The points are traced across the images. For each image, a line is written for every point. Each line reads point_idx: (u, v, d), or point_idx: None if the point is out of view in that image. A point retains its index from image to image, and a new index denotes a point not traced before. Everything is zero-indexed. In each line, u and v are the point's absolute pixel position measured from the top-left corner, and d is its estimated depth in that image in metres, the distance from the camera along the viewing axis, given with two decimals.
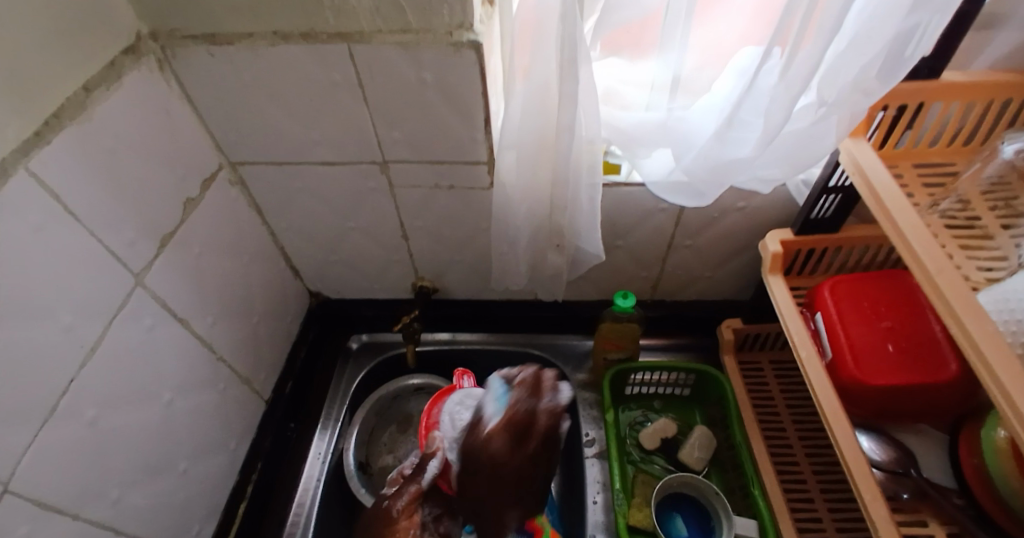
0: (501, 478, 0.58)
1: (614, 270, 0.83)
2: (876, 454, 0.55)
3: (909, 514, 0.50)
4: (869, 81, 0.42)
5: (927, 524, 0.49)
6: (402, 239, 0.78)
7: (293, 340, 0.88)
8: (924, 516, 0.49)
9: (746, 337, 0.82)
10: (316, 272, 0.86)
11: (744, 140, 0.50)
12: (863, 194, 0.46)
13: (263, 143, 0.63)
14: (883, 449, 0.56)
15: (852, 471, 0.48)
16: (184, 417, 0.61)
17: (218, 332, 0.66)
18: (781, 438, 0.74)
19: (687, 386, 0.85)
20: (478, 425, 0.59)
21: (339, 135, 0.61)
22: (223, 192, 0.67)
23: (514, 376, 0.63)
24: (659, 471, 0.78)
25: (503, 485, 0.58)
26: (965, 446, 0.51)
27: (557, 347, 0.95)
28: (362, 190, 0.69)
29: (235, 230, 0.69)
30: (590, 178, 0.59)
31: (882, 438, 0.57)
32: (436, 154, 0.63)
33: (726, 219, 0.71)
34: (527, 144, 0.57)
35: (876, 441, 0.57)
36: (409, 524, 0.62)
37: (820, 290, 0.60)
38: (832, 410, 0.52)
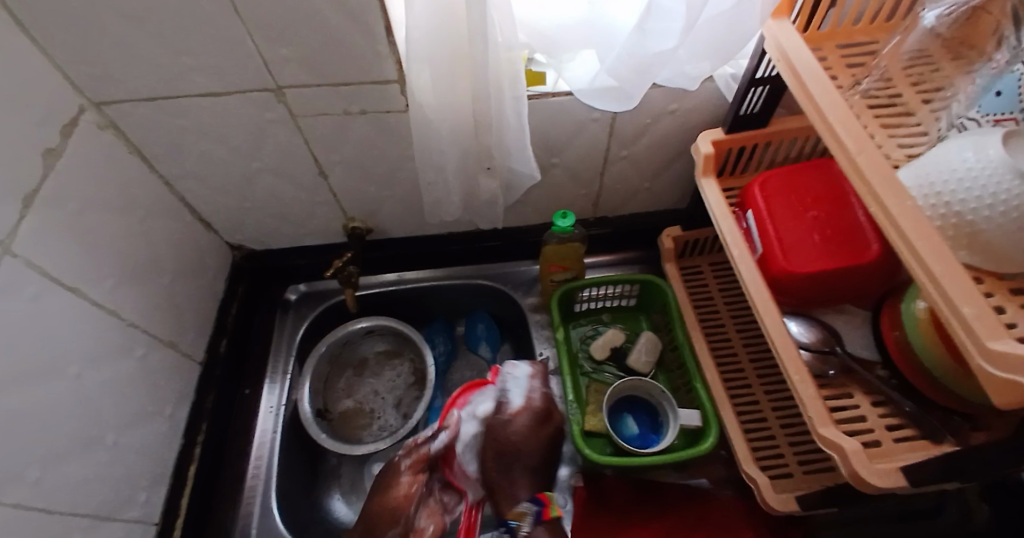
0: (527, 459, 0.60)
1: (553, 190, 0.80)
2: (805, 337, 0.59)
3: (837, 389, 0.55)
4: None
5: (852, 396, 0.55)
6: (320, 176, 0.72)
7: (222, 297, 0.82)
8: (850, 390, 0.55)
9: (686, 243, 0.84)
10: (232, 223, 0.79)
11: (669, 32, 0.46)
12: (788, 80, 0.44)
13: (131, 77, 0.53)
14: (812, 331, 0.59)
15: (782, 357, 0.51)
16: (101, 390, 0.56)
17: (124, 296, 0.60)
18: (720, 334, 0.78)
19: (632, 296, 0.87)
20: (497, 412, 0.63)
21: (219, 60, 0.52)
22: (94, 137, 0.57)
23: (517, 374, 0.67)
24: (611, 379, 0.81)
25: (518, 468, 0.59)
26: (886, 320, 0.55)
27: (504, 275, 0.93)
28: (262, 124, 0.61)
29: (119, 182, 0.60)
30: (514, 90, 0.54)
31: (812, 322, 0.60)
32: (338, 75, 0.56)
33: (659, 124, 0.68)
34: (441, 59, 0.51)
35: (807, 325, 0.60)
36: (411, 481, 0.61)
37: (751, 190, 0.60)
38: (762, 300, 0.54)
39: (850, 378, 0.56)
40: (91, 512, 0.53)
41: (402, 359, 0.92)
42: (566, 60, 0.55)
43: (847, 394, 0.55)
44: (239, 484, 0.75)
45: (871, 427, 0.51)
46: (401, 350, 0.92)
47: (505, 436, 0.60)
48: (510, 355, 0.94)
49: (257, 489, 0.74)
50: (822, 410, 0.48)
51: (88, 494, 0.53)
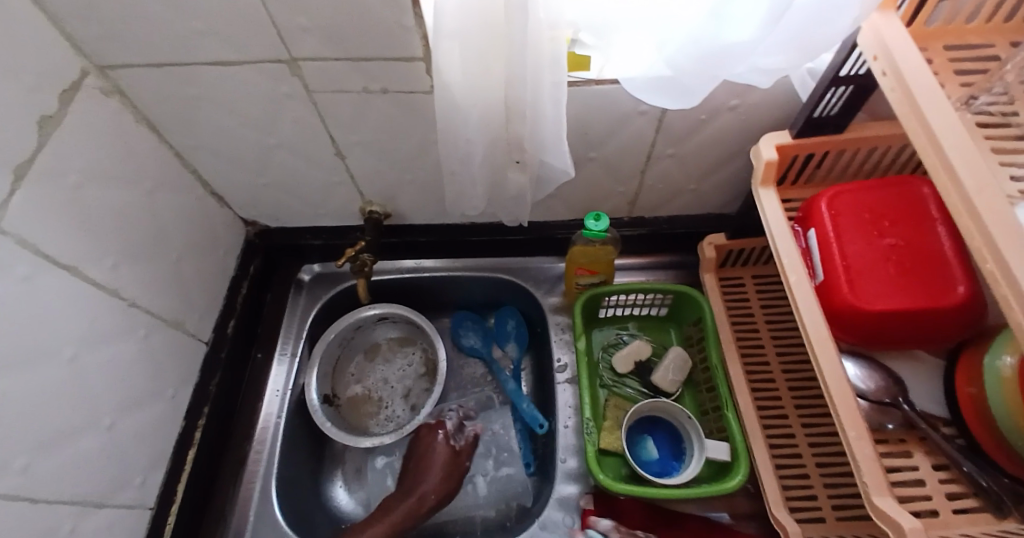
0: None
1: (588, 186, 0.73)
2: (863, 384, 0.51)
3: (894, 446, 0.48)
4: None
5: (911, 455, 0.48)
6: (336, 156, 0.67)
7: (233, 275, 0.79)
8: (908, 447, 0.48)
9: (730, 253, 0.77)
10: (246, 199, 0.76)
11: (745, 17, 0.39)
12: (889, 87, 0.36)
13: (137, 41, 0.49)
14: (870, 376, 0.52)
15: (837, 405, 0.44)
16: (96, 371, 0.53)
17: (125, 276, 0.57)
18: (758, 355, 0.72)
19: (663, 305, 0.81)
20: None
21: (229, 27, 0.47)
22: (97, 104, 0.53)
23: None
24: (632, 395, 0.75)
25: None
26: (962, 372, 0.48)
27: (527, 270, 0.88)
28: (276, 98, 0.56)
29: (124, 153, 0.56)
30: (556, 75, 0.48)
31: (869, 365, 0.53)
32: (358, 50, 0.50)
33: (716, 121, 0.60)
34: (473, 33, 0.44)
35: (863, 367, 0.53)
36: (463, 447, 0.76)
37: (818, 204, 0.52)
38: (818, 337, 0.47)
39: (909, 433, 0.49)
40: (81, 498, 0.52)
41: (414, 348, 0.88)
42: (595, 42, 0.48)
43: (904, 452, 0.48)
44: (242, 468, 0.74)
45: (929, 494, 0.44)
46: (414, 339, 0.89)
47: None
48: (528, 354, 0.90)
49: (256, 474, 0.73)
50: (879, 476, 0.41)
51: (79, 481, 0.51)
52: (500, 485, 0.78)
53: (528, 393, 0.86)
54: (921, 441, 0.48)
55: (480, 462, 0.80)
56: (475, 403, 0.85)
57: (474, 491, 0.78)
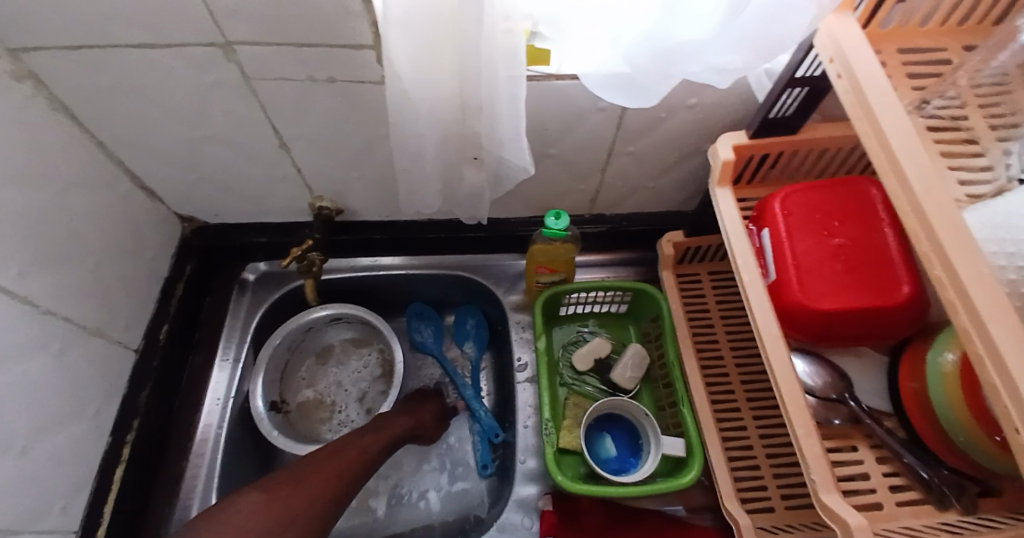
0: None
1: (547, 183, 0.72)
2: (811, 380, 0.53)
3: (840, 441, 0.50)
4: None
5: (857, 448, 0.50)
6: (281, 149, 0.62)
7: (166, 276, 0.73)
8: (853, 441, 0.50)
9: (687, 250, 0.78)
10: (180, 194, 0.69)
11: (701, 14, 0.38)
12: (844, 90, 0.36)
13: (37, 21, 0.43)
14: (818, 372, 0.54)
15: (786, 403, 0.45)
16: (4, 390, 0.47)
17: (35, 282, 0.51)
18: (713, 351, 0.73)
19: (622, 302, 0.81)
20: None
21: (149, 6, 0.42)
22: (3, 90, 0.46)
23: None
24: (592, 392, 0.75)
25: None
26: (905, 366, 0.50)
27: (487, 268, 0.86)
28: (210, 85, 0.51)
29: (31, 143, 0.50)
30: (510, 67, 0.45)
31: (818, 361, 0.54)
32: (300, 36, 0.46)
33: (673, 120, 0.60)
34: (428, 24, 0.42)
35: (813, 364, 0.54)
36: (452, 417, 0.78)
37: (770, 204, 0.53)
38: (770, 336, 0.48)
39: (855, 428, 0.51)
40: None
41: (369, 348, 0.85)
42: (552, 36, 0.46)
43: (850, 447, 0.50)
44: (178, 485, 0.69)
45: (874, 487, 0.46)
46: (369, 340, 0.85)
47: None
48: (489, 354, 0.88)
49: (194, 489, 0.68)
50: (826, 471, 0.42)
51: None
52: (453, 498, 0.77)
53: (489, 392, 0.85)
54: (866, 436, 0.51)
55: (434, 477, 0.78)
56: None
57: (426, 507, 0.76)
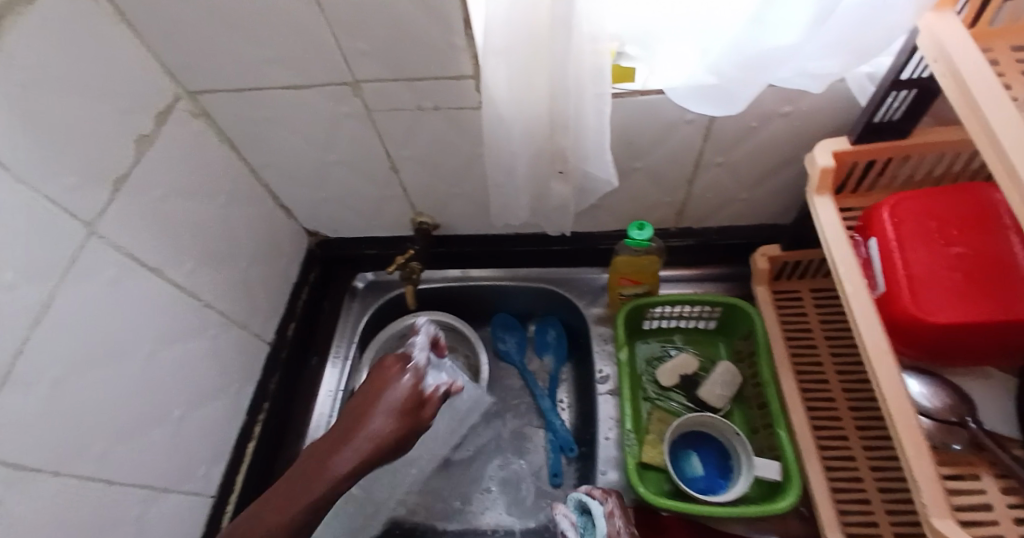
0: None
1: (632, 197, 0.73)
2: (926, 401, 0.49)
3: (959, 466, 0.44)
4: None
5: (980, 479, 0.43)
6: (391, 170, 0.71)
7: (295, 281, 0.85)
8: (977, 470, 0.43)
9: (785, 264, 0.75)
10: (309, 211, 0.81)
11: (790, 22, 0.39)
12: (950, 89, 0.34)
13: (218, 68, 0.55)
14: (937, 394, 0.49)
15: (895, 422, 0.43)
16: (171, 366, 0.59)
17: (201, 279, 0.63)
18: (816, 372, 0.68)
19: (711, 318, 0.79)
20: None
21: (296, 52, 0.52)
22: (185, 126, 0.59)
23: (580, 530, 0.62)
24: (677, 409, 0.73)
25: None
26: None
27: (572, 281, 0.89)
28: (338, 117, 0.61)
29: (204, 167, 0.62)
30: (597, 87, 0.49)
31: (935, 383, 0.50)
32: (411, 70, 0.54)
33: (767, 129, 0.60)
34: (519, 49, 0.47)
35: (932, 385, 0.50)
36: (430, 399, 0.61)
37: (879, 212, 0.51)
38: (876, 350, 0.46)
39: (978, 455, 0.45)
40: (151, 483, 0.56)
41: (456, 355, 0.91)
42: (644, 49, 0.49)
43: (970, 474, 0.43)
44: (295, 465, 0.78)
45: (996, 519, 0.40)
46: (456, 346, 0.91)
47: None
48: (570, 367, 0.90)
49: None
50: (939, 497, 0.40)
51: (149, 464, 0.56)
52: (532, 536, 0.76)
53: (569, 405, 0.87)
54: (990, 464, 0.44)
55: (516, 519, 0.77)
56: (514, 423, 0.86)
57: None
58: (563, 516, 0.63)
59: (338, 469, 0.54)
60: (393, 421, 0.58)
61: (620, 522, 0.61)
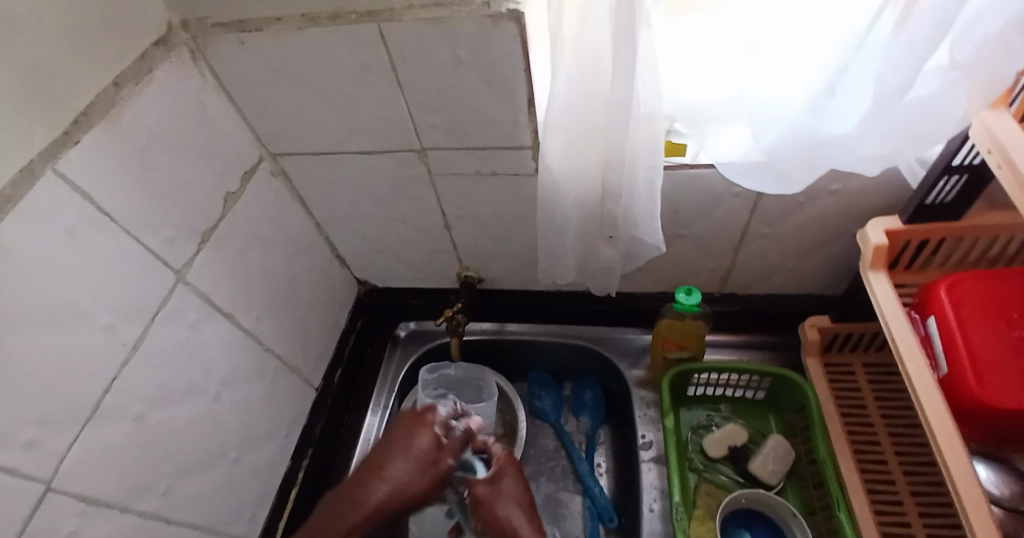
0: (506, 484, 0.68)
1: (678, 262, 0.75)
2: (996, 488, 0.49)
3: None
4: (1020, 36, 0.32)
5: None
6: (444, 228, 0.75)
7: (342, 328, 0.88)
8: None
9: (835, 336, 0.74)
10: (363, 264, 0.85)
11: (845, 109, 0.41)
12: (1008, 183, 0.35)
13: (301, 134, 0.60)
14: (1005, 481, 0.49)
15: (966, 511, 0.42)
16: (233, 409, 0.62)
17: (265, 325, 0.67)
18: (874, 453, 0.66)
19: (760, 388, 0.76)
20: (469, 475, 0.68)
21: (371, 121, 0.57)
22: (266, 184, 0.65)
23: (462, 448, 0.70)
24: (726, 483, 0.70)
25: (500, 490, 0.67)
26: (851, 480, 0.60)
27: (611, 340, 0.89)
28: (403, 179, 0.66)
29: (278, 222, 0.68)
30: (650, 160, 0.52)
31: (1004, 469, 0.50)
32: (475, 140, 0.58)
33: (815, 204, 0.61)
34: (576, 124, 0.51)
35: (999, 471, 0.50)
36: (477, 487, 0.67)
37: (937, 291, 0.52)
38: (942, 432, 0.45)
39: None
40: (203, 524, 0.57)
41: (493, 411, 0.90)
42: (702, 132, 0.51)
43: None
44: None
45: None
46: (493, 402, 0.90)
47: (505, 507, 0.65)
48: (607, 430, 0.89)
49: None
50: None
51: (205, 505, 0.57)
52: None
53: (607, 469, 0.85)
54: None
55: None
56: (548, 489, 0.84)
57: None
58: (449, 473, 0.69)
59: (382, 490, 0.64)
60: (426, 473, 0.65)
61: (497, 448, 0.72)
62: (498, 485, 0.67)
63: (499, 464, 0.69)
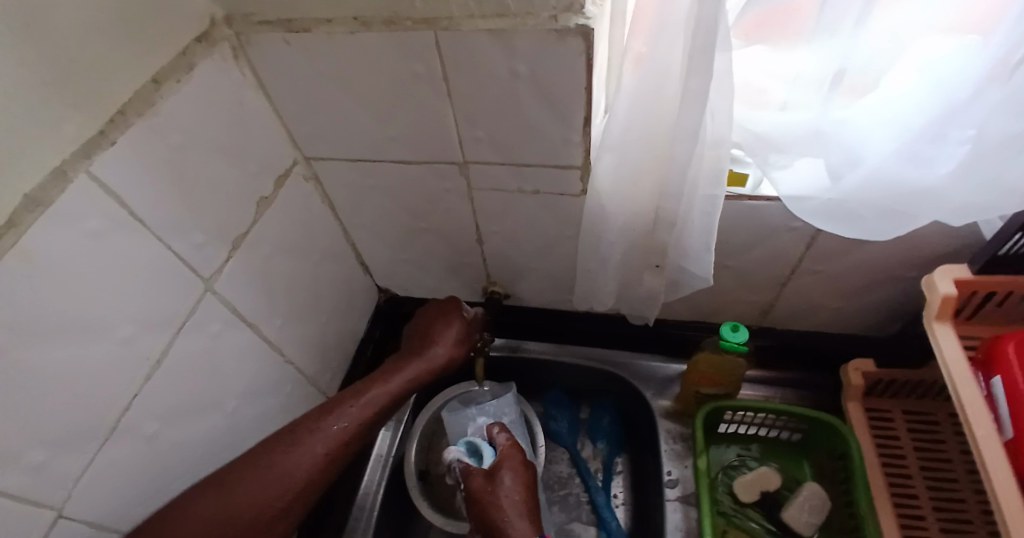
0: (512, 474, 0.65)
1: (718, 292, 0.71)
2: None
3: None
4: None
5: None
6: (475, 242, 0.71)
7: (360, 337, 0.86)
8: None
9: (878, 381, 0.70)
10: (387, 272, 0.82)
11: (945, 157, 0.40)
12: None
13: (339, 138, 0.57)
14: None
15: None
16: (249, 422, 0.60)
17: (286, 335, 0.64)
18: (913, 509, 0.62)
19: (796, 431, 0.73)
20: (472, 470, 0.66)
21: (414, 131, 0.54)
22: (297, 188, 0.62)
23: (479, 448, 0.70)
24: (755, 530, 0.67)
25: (503, 477, 0.64)
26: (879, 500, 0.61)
27: (637, 367, 0.86)
28: (439, 192, 0.63)
29: (306, 227, 0.65)
30: (711, 188, 0.48)
31: None
32: (521, 157, 0.55)
33: (875, 246, 0.57)
34: (633, 148, 0.48)
35: None
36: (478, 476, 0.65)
37: (1004, 348, 0.48)
38: (1011, 505, 0.42)
39: None
40: None
41: None
42: (776, 163, 0.47)
43: None
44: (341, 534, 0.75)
45: None
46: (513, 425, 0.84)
47: (504, 493, 0.62)
48: (626, 458, 0.85)
49: None
50: None
51: None
52: None
53: (624, 501, 0.81)
54: None
55: None
56: (560, 519, 0.80)
57: None
58: (456, 457, 0.69)
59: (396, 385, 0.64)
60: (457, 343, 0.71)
61: (506, 442, 0.69)
62: (495, 483, 0.64)
63: (500, 456, 0.67)
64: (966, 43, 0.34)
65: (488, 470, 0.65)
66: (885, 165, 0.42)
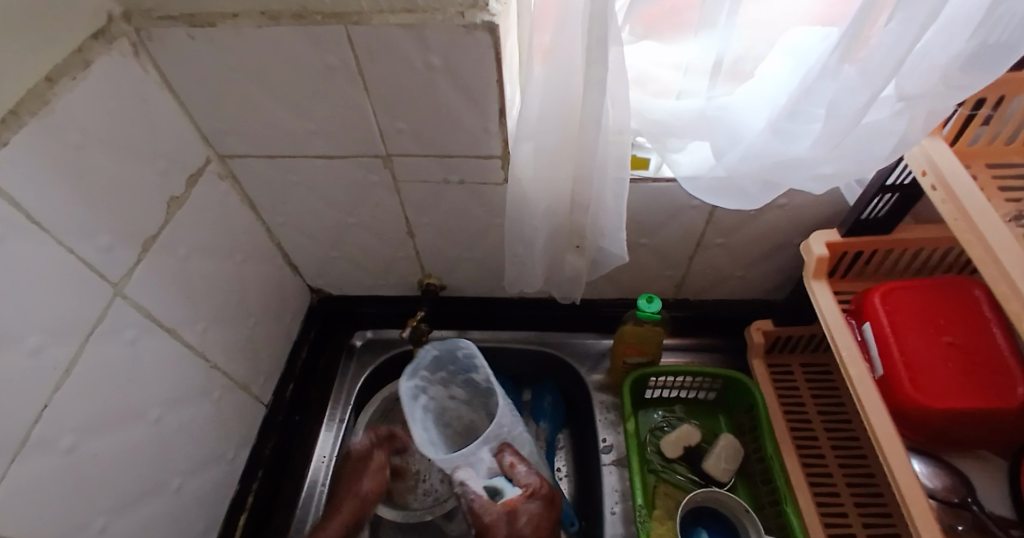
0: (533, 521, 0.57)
1: (636, 269, 0.77)
2: (930, 481, 0.54)
3: None
4: (953, 74, 0.37)
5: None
6: (407, 235, 0.72)
7: (293, 339, 0.84)
8: None
9: (778, 338, 0.79)
10: (317, 270, 0.81)
11: (803, 134, 0.46)
12: (940, 200, 0.43)
13: (254, 134, 0.57)
14: (938, 475, 0.55)
15: (904, 495, 0.46)
16: (176, 431, 0.58)
17: (211, 339, 0.62)
18: (814, 449, 0.71)
19: (712, 390, 0.81)
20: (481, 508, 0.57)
21: (334, 124, 0.54)
22: (212, 187, 0.60)
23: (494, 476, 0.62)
24: (682, 482, 0.74)
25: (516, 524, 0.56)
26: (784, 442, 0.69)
27: (571, 345, 0.91)
28: (366, 186, 0.63)
29: (226, 227, 0.63)
30: (618, 172, 0.52)
31: (934, 463, 0.56)
32: (442, 148, 0.57)
33: (764, 218, 0.65)
34: (548, 137, 0.51)
35: (931, 465, 0.56)
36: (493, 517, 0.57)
37: (872, 299, 0.57)
38: (885, 434, 0.49)
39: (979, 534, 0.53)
40: None
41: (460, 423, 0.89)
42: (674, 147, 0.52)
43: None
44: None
45: None
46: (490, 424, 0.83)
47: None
48: (568, 433, 0.89)
49: None
50: None
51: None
52: None
53: (567, 473, 0.86)
54: None
55: None
56: None
57: None
58: (466, 481, 0.59)
59: None
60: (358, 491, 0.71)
61: (529, 477, 0.60)
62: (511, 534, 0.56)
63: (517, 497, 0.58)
64: (825, 33, 0.42)
65: (506, 510, 0.57)
66: (758, 142, 0.48)
